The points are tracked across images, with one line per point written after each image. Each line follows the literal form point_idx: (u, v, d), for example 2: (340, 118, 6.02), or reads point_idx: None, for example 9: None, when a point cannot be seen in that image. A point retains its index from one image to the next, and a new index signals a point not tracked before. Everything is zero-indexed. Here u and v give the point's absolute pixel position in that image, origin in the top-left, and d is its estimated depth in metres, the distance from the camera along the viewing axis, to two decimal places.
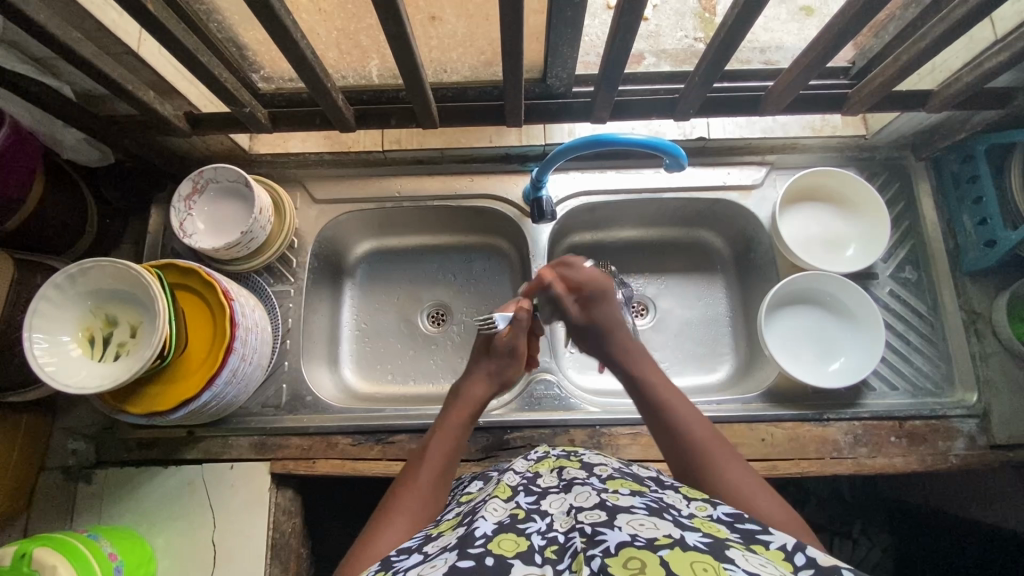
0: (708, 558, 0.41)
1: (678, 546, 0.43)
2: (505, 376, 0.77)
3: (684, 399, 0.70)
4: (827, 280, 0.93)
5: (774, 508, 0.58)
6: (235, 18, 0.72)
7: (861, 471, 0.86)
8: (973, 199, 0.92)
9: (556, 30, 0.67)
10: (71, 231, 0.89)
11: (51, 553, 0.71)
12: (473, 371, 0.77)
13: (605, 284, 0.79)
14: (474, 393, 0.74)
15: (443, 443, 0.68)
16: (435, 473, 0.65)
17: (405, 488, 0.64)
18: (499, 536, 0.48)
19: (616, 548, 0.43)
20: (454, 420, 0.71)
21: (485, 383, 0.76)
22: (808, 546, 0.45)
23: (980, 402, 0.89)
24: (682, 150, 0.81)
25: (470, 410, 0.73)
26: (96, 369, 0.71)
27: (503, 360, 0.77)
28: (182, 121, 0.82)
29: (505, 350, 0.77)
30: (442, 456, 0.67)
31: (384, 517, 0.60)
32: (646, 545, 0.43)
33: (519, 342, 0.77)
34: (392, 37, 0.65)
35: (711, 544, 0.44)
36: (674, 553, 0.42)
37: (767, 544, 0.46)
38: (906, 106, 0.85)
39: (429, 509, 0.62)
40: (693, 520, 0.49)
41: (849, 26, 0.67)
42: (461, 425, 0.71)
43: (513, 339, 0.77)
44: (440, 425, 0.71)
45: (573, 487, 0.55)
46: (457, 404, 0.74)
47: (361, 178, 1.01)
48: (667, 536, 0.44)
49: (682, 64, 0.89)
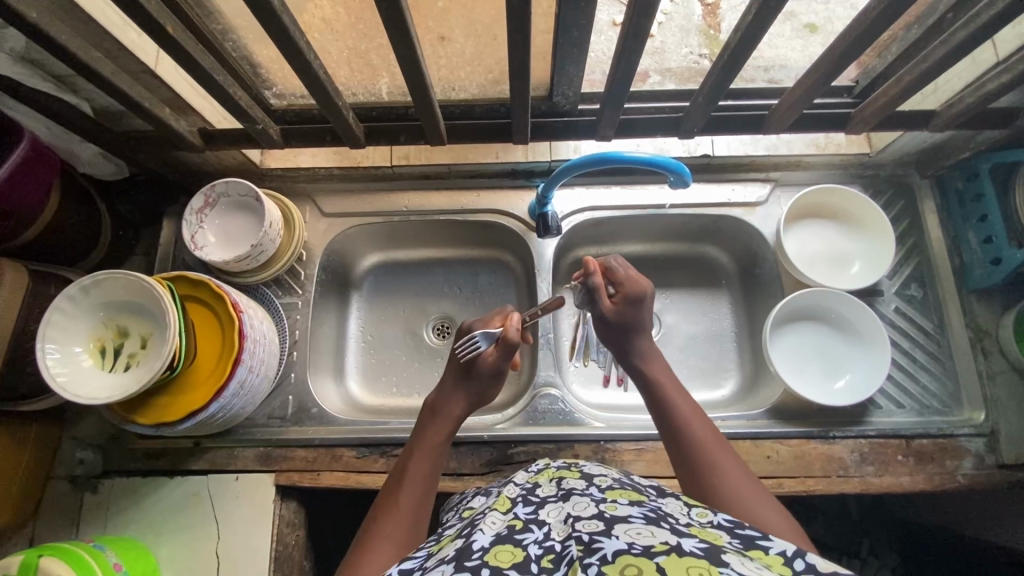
0: (704, 563, 0.41)
1: (674, 552, 0.42)
2: (482, 395, 0.77)
3: (696, 410, 0.70)
4: (831, 297, 0.93)
5: (776, 518, 0.57)
6: (249, 37, 0.74)
7: (868, 490, 0.85)
8: (978, 217, 0.92)
9: (563, 51, 0.69)
10: (84, 244, 0.90)
11: (57, 563, 0.71)
12: (451, 388, 0.76)
13: (646, 288, 0.80)
14: (451, 411, 0.74)
15: (422, 466, 0.69)
16: (417, 495, 0.66)
17: (385, 514, 0.63)
18: (496, 548, 0.48)
19: (613, 556, 0.43)
20: (430, 440, 0.71)
21: (463, 402, 0.76)
22: (807, 550, 0.44)
23: (987, 421, 0.88)
24: (686, 167, 0.82)
25: (447, 431, 0.73)
26: (107, 379, 0.72)
27: (476, 383, 0.76)
28: (196, 137, 0.84)
29: (491, 372, 0.76)
30: (422, 478, 0.67)
31: (368, 540, 0.61)
32: (643, 552, 0.43)
33: (505, 365, 0.77)
34: (402, 58, 0.66)
35: (708, 549, 0.43)
36: (670, 558, 0.41)
37: (767, 550, 0.45)
38: (910, 126, 0.85)
39: (412, 536, 0.62)
40: (691, 527, 0.49)
41: (852, 47, 0.68)
42: (439, 445, 0.72)
43: (498, 362, 0.76)
44: (419, 443, 0.71)
45: (572, 497, 0.55)
46: (435, 423, 0.73)
47: (369, 193, 1.03)
48: (664, 543, 0.44)
49: (686, 82, 0.90)
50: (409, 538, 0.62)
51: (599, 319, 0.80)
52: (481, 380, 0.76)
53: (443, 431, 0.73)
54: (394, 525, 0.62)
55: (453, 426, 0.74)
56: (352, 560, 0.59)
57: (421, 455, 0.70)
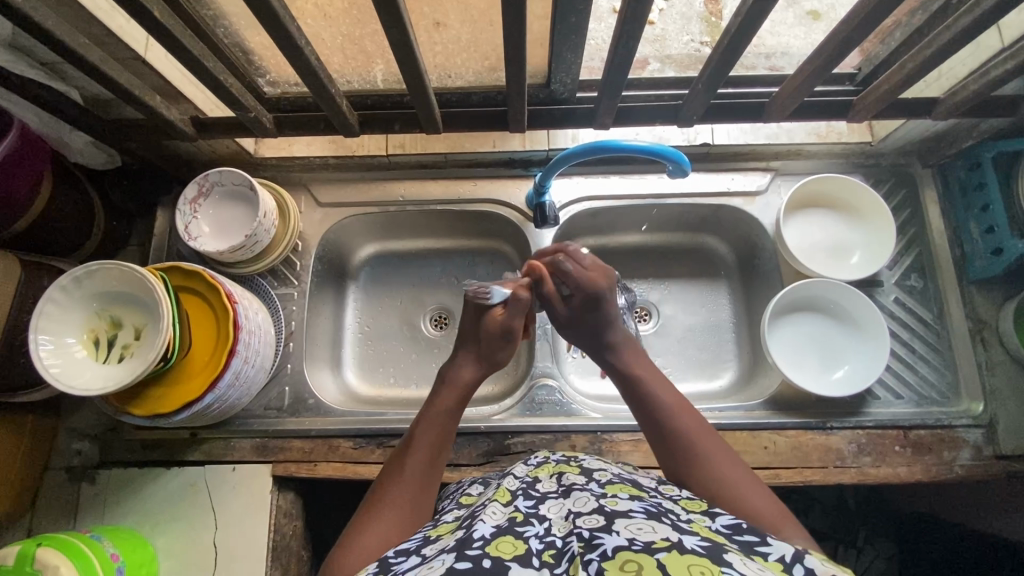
0: (706, 561, 0.41)
1: (675, 549, 0.42)
2: (490, 360, 0.75)
3: (680, 398, 0.68)
4: (831, 288, 0.92)
5: (767, 506, 0.57)
6: (241, 23, 0.72)
7: (865, 481, 0.85)
8: (980, 207, 0.91)
9: (559, 36, 0.67)
10: (77, 234, 0.89)
11: (54, 553, 0.71)
12: (464, 354, 0.75)
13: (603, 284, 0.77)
14: (461, 377, 0.73)
15: (430, 432, 0.67)
16: (423, 462, 0.65)
17: (390, 485, 0.63)
18: (497, 538, 0.47)
19: (613, 551, 0.42)
20: (439, 407, 0.70)
21: (474, 367, 0.74)
22: (807, 556, 0.44)
23: (986, 412, 0.88)
24: (685, 156, 0.81)
25: (455, 399, 0.71)
26: (101, 371, 0.72)
27: (485, 345, 0.74)
28: (189, 125, 0.83)
29: (498, 333, 0.74)
30: (428, 448, 0.66)
31: (370, 512, 0.60)
32: (644, 548, 0.42)
33: (515, 323, 0.74)
34: (396, 45, 0.65)
35: (709, 547, 0.43)
36: (671, 556, 0.41)
37: (765, 556, 0.45)
38: (912, 113, 0.84)
39: (418, 507, 0.62)
40: (692, 525, 0.49)
41: (855, 33, 0.66)
42: (447, 412, 0.70)
43: (507, 319, 0.74)
44: (426, 412, 0.70)
45: (572, 492, 0.54)
46: (444, 392, 0.72)
47: (365, 182, 1.02)
48: (665, 539, 0.44)
49: (686, 70, 0.89)
50: (416, 510, 0.61)
51: (562, 322, 0.80)
52: (490, 343, 0.74)
53: (453, 398, 0.71)
54: (400, 494, 0.61)
55: (465, 394, 0.72)
56: (354, 533, 0.58)
57: (431, 421, 0.68)
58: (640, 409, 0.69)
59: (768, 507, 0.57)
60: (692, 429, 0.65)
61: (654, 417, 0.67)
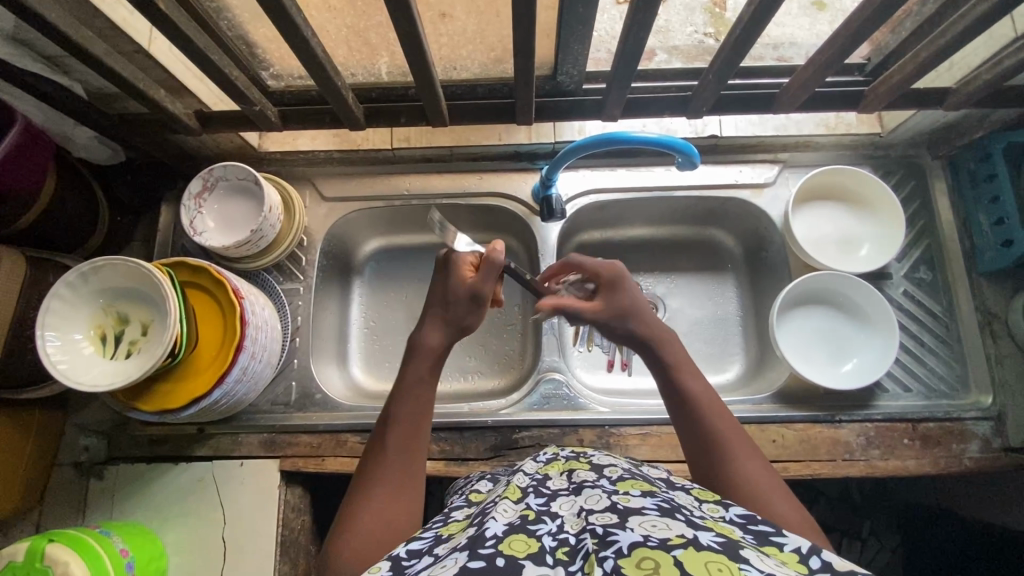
0: (723, 558, 0.41)
1: (691, 546, 0.42)
2: (461, 325, 0.71)
3: (713, 394, 0.67)
4: (840, 280, 0.92)
5: (794, 514, 0.57)
6: (246, 15, 0.71)
7: (874, 473, 0.85)
8: (990, 198, 0.90)
9: (567, 27, 0.66)
10: (82, 230, 0.89)
11: (64, 549, 0.72)
12: (431, 318, 0.72)
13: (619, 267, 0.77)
14: (426, 342, 0.69)
15: (405, 405, 0.66)
16: (402, 439, 0.64)
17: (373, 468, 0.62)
18: (510, 536, 0.47)
19: (629, 548, 0.42)
20: (411, 378, 0.67)
21: (438, 330, 0.71)
22: (824, 548, 0.44)
23: (995, 404, 0.88)
24: (694, 148, 0.80)
25: (427, 366, 0.68)
26: (108, 366, 0.72)
27: (454, 308, 0.71)
28: (193, 119, 0.82)
29: (465, 296, 0.71)
30: (407, 419, 0.65)
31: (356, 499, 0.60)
32: (660, 545, 0.42)
33: (485, 289, 0.71)
34: (403, 36, 0.64)
35: (725, 544, 0.43)
36: (688, 553, 0.41)
37: (782, 546, 0.45)
38: (923, 104, 0.83)
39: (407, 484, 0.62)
40: (706, 520, 0.48)
41: (868, 22, 0.65)
42: (421, 381, 0.67)
43: (477, 285, 0.71)
44: (400, 385, 0.68)
45: (584, 489, 0.54)
46: (414, 360, 0.69)
47: (370, 176, 1.01)
48: (681, 536, 0.43)
49: (693, 61, 0.87)
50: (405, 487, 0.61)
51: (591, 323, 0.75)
52: (455, 304, 0.71)
53: (424, 365, 0.68)
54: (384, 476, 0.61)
55: (434, 356, 0.69)
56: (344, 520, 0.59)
57: (405, 393, 0.67)
58: (674, 402, 0.67)
59: (793, 515, 0.56)
60: (724, 429, 0.63)
61: (687, 413, 0.66)
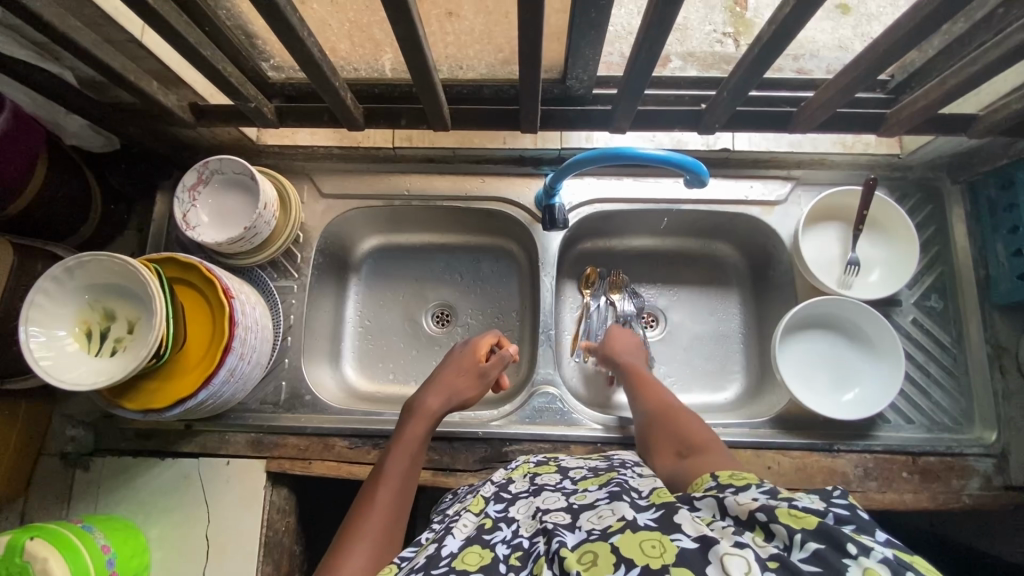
0: (656, 534, 0.44)
1: (629, 529, 0.46)
2: (459, 398, 0.78)
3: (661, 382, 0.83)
4: (849, 307, 0.89)
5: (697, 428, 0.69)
6: (245, 6, 0.68)
7: (869, 506, 0.83)
8: (1009, 228, 0.87)
9: (579, 32, 0.63)
10: (74, 219, 0.87)
11: (43, 545, 0.71)
12: (436, 383, 0.79)
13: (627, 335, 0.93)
14: (427, 406, 0.75)
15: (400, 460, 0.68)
16: (394, 490, 0.65)
17: (363, 515, 0.61)
18: (464, 551, 0.50)
19: (574, 545, 0.46)
20: (410, 436, 0.71)
21: (437, 399, 0.77)
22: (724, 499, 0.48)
23: (999, 441, 0.85)
24: (703, 166, 0.77)
25: (425, 425, 0.73)
26: (94, 365, 0.70)
27: (465, 378, 0.80)
28: (186, 112, 0.79)
29: (473, 371, 0.81)
30: (399, 475, 0.66)
31: (347, 539, 0.58)
32: (601, 536, 0.46)
33: (492, 373, 0.82)
34: (404, 39, 0.62)
35: (661, 518, 0.47)
36: (625, 537, 0.45)
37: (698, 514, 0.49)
38: (947, 130, 0.79)
39: (394, 534, 0.61)
40: (650, 497, 0.52)
41: (897, 44, 0.62)
42: (417, 441, 0.71)
43: (490, 369, 0.82)
44: (396, 441, 0.71)
45: (542, 492, 0.58)
46: (412, 420, 0.74)
47: (370, 174, 0.99)
48: (620, 520, 0.47)
49: (709, 69, 0.84)
50: (392, 537, 0.60)
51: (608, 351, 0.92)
52: (463, 377, 0.80)
53: (420, 426, 0.73)
54: (373, 525, 0.59)
55: (431, 419, 0.75)
56: (332, 557, 0.57)
57: (399, 453, 0.69)
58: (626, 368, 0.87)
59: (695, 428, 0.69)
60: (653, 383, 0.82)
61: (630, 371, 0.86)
